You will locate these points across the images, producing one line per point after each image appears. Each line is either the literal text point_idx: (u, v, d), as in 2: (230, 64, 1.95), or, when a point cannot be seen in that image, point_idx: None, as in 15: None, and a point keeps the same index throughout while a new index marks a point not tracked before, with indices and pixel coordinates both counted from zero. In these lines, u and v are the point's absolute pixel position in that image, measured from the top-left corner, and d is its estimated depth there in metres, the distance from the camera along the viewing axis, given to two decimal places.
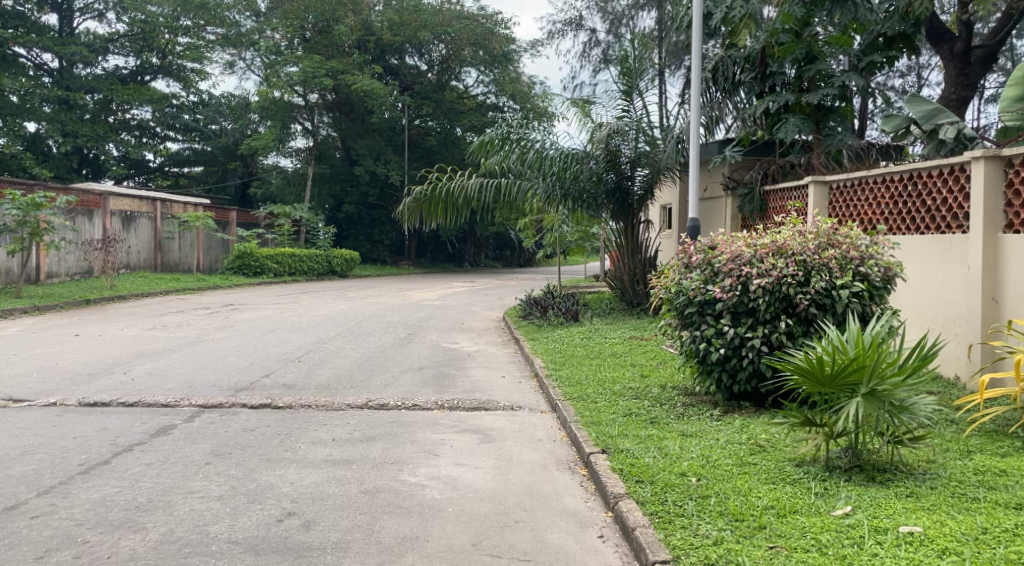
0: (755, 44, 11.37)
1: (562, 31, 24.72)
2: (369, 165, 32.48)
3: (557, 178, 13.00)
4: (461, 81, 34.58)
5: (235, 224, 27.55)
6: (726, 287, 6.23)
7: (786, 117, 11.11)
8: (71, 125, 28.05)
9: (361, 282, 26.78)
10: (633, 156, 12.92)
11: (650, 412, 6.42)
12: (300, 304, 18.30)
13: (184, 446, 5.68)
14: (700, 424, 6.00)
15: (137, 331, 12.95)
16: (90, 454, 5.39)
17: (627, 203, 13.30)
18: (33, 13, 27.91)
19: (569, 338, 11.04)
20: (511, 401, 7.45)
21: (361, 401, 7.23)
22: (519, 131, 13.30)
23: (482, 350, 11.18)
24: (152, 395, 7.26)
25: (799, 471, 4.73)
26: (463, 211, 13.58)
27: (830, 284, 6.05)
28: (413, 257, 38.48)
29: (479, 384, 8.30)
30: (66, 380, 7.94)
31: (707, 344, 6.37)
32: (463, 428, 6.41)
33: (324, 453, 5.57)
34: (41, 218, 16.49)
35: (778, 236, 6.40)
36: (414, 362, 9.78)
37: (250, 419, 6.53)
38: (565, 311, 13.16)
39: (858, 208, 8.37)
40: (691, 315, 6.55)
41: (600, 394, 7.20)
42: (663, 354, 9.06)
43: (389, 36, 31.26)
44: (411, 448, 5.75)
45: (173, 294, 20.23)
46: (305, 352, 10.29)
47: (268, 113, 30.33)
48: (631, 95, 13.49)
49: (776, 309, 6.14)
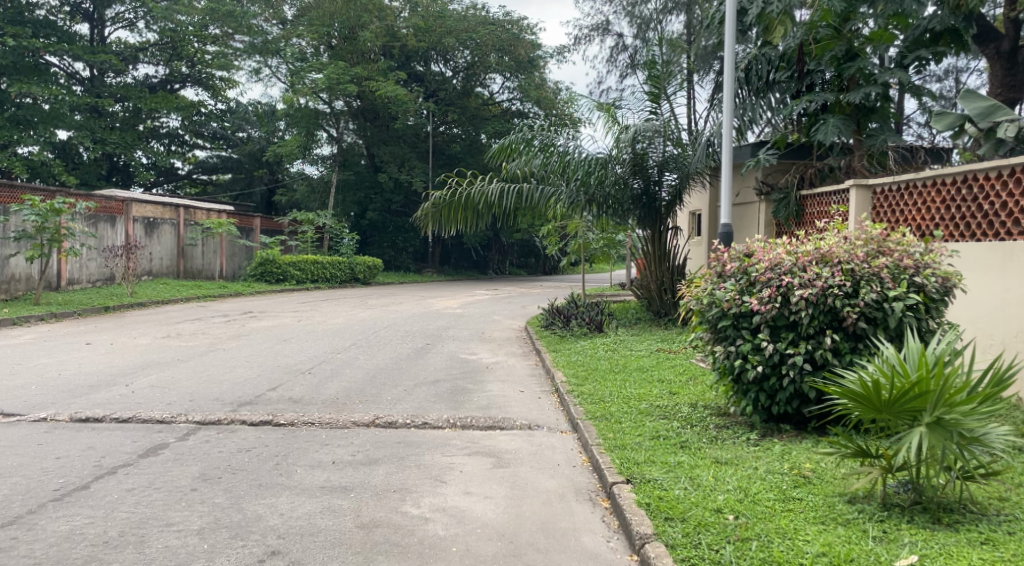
0: (791, 40, 10.80)
1: (588, 36, 24.24)
2: (393, 172, 32.18)
3: (582, 183, 12.42)
4: (487, 88, 34.21)
5: (258, 231, 27.45)
6: (766, 299, 5.66)
7: (824, 117, 10.49)
8: (101, 132, 28.24)
9: (385, 290, 26.41)
10: (660, 161, 12.41)
11: (680, 435, 5.87)
12: (319, 311, 17.95)
13: (171, 468, 5.24)
14: (737, 450, 5.43)
15: (151, 339, 12.65)
16: (70, 477, 4.97)
17: (654, 209, 12.79)
18: (64, 22, 28.30)
19: (591, 351, 10.43)
20: (529, 419, 6.92)
21: (368, 419, 6.75)
22: (543, 135, 12.78)
23: (502, 361, 10.67)
24: (149, 411, 6.85)
25: (852, 510, 4.14)
26: (484, 217, 13.08)
27: (882, 296, 5.44)
28: (437, 264, 38.10)
29: (495, 401, 7.78)
30: (64, 393, 7.58)
31: (742, 361, 5.81)
32: (475, 450, 5.90)
33: (321, 478, 5.11)
34: (61, 223, 16.29)
35: (822, 243, 5.82)
36: (430, 375, 9.29)
37: (247, 438, 6.09)
38: (588, 321, 12.60)
39: (905, 213, 7.81)
40: (725, 330, 5.99)
41: (625, 414, 6.64)
42: (693, 369, 8.46)
43: (414, 43, 30.95)
44: (416, 473, 5.26)
45: (193, 301, 19.99)
46: (317, 364, 9.85)
47: (293, 120, 30.32)
48: (658, 101, 12.91)
49: (821, 322, 5.56)
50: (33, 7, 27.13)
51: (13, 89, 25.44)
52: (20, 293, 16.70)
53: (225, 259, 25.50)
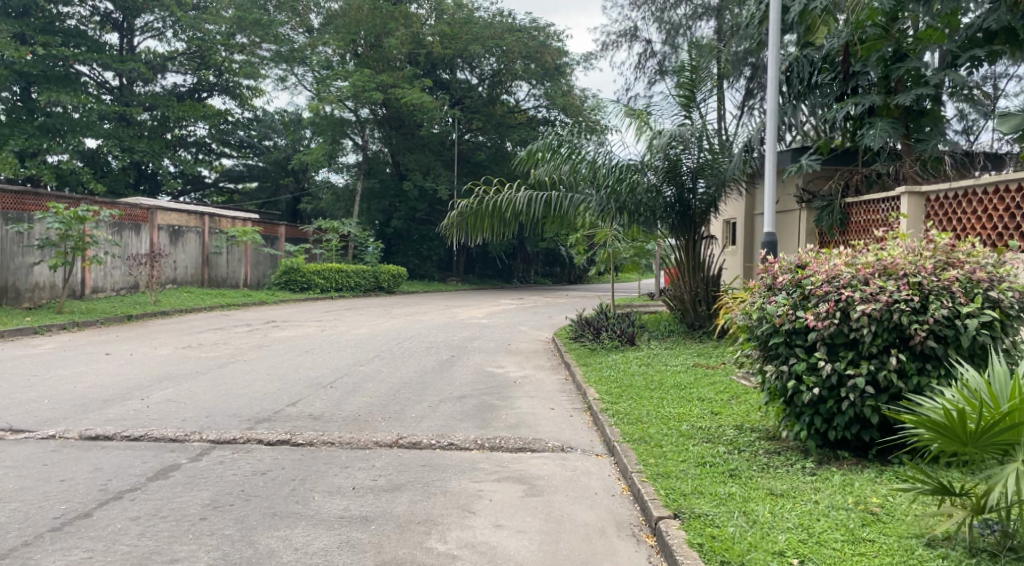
0: (835, 41, 10.36)
1: (616, 43, 23.83)
2: (418, 180, 31.90)
3: (611, 190, 11.99)
4: (513, 95, 33.89)
5: (283, 239, 27.43)
6: (823, 315, 5.20)
7: (872, 120, 9.98)
8: (129, 140, 28.37)
9: (411, 299, 26.08)
10: (694, 168, 11.93)
11: (728, 461, 5.41)
12: (343, 321, 17.66)
13: (180, 493, 4.88)
14: (791, 479, 4.97)
15: (172, 349, 12.42)
16: (72, 503, 4.63)
17: (688, 217, 12.33)
18: (95, 32, 28.55)
19: (624, 365, 9.97)
20: (562, 441, 6.49)
21: (392, 438, 6.37)
22: (570, 141, 12.31)
23: (531, 376, 10.23)
24: (162, 428, 6.52)
25: (933, 557, 3.66)
26: (511, 225, 12.69)
27: (953, 312, 4.96)
28: (461, 273, 37.84)
29: (525, 419, 7.36)
30: (77, 408, 7.30)
31: (796, 382, 5.36)
32: (504, 476, 5.48)
33: (339, 507, 4.72)
34: (85, 231, 16.16)
35: (884, 254, 5.38)
36: (455, 390, 8.89)
37: (264, 459, 5.73)
38: (620, 333, 12.12)
39: (963, 221, 7.37)
40: (776, 347, 5.55)
41: (665, 436, 6.20)
42: (735, 387, 7.97)
43: (440, 50, 30.72)
44: (442, 502, 4.86)
45: (217, 310, 19.80)
46: (339, 377, 9.50)
47: (319, 129, 30.36)
48: (689, 112, 12.34)
49: (885, 341, 5.09)
50: (64, 17, 27.37)
51: (43, 97, 25.61)
52: (44, 301, 16.62)
53: (249, 267, 25.44)
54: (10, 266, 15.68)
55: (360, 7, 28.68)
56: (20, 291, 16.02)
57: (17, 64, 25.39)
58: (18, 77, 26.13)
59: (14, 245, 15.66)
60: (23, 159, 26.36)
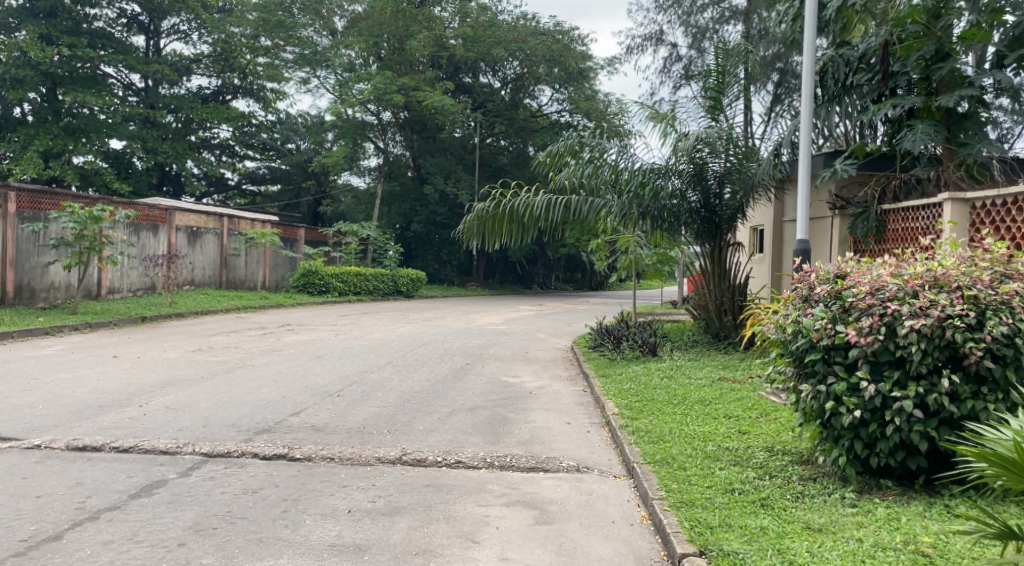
0: (874, 39, 9.83)
1: (641, 46, 23.36)
2: (439, 183, 31.59)
3: (635, 195, 11.49)
4: (535, 99, 33.52)
5: (303, 241, 27.22)
6: (866, 330, 4.74)
7: (911, 123, 9.42)
8: (153, 142, 28.32)
9: (428, 304, 25.76)
10: (720, 172, 11.48)
11: (759, 488, 4.93)
12: (358, 325, 17.36)
13: (161, 514, 4.52)
14: (830, 512, 4.49)
15: (182, 352, 12.15)
16: (43, 524, 4.29)
17: (714, 222, 11.87)
18: (122, 35, 28.66)
19: (646, 377, 9.46)
20: (577, 460, 6.05)
21: (396, 455, 5.95)
22: (593, 143, 11.85)
23: (547, 386, 9.79)
24: (155, 439, 6.17)
25: None
26: (529, 230, 12.16)
27: (1013, 330, 4.50)
28: (481, 278, 37.52)
29: (539, 434, 6.94)
30: (71, 415, 6.98)
31: (835, 403, 4.90)
32: (513, 499, 5.05)
33: (331, 533, 4.33)
34: (100, 231, 15.93)
35: (935, 264, 4.91)
36: (467, 401, 8.47)
37: (257, 476, 5.36)
38: (641, 342, 11.62)
39: (1012, 230, 6.92)
40: (813, 365, 5.09)
41: (690, 457, 5.74)
42: (764, 404, 7.48)
43: (463, 53, 30.42)
44: (443, 529, 4.46)
45: (233, 312, 19.56)
46: (347, 386, 9.12)
47: (341, 132, 30.13)
48: (716, 117, 11.82)
49: (936, 361, 4.61)
50: (91, 19, 27.46)
51: (68, 98, 25.66)
52: (59, 301, 16.46)
53: (268, 269, 25.29)
54: (24, 265, 15.52)
55: (384, 10, 28.32)
56: (35, 291, 15.86)
57: (42, 65, 25.43)
58: (45, 78, 26.20)
59: (29, 244, 15.50)
60: (47, 159, 26.45)
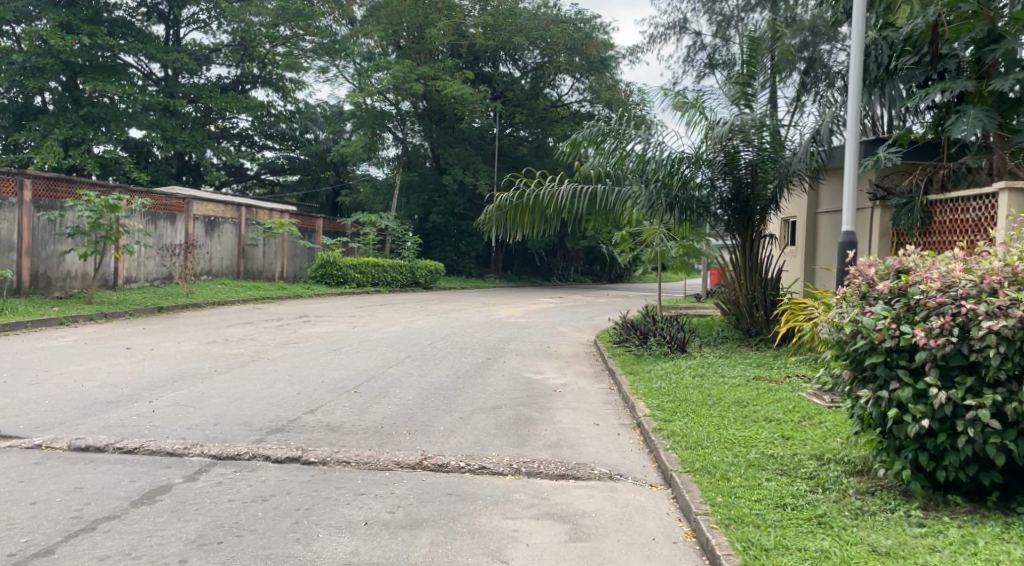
0: (920, 21, 9.26)
1: (664, 35, 22.77)
2: (458, 174, 31.20)
3: (663, 185, 11.01)
4: (556, 89, 32.97)
5: (321, 232, 26.94)
6: (937, 331, 4.30)
7: (962, 109, 8.86)
8: (172, 131, 28.02)
9: (446, 296, 25.37)
10: (752, 162, 10.91)
11: (813, 504, 4.50)
12: (376, 317, 17.03)
13: (163, 525, 4.17)
14: (896, 533, 4.06)
15: (196, 344, 11.86)
16: (36, 536, 3.96)
17: (747, 214, 11.34)
18: (142, 23, 28.48)
19: (676, 375, 9.01)
20: (609, 467, 5.64)
21: (416, 459, 5.56)
22: (618, 131, 11.32)
23: (572, 384, 9.39)
24: (162, 440, 5.82)
25: None
26: (553, 222, 11.74)
27: None
28: (500, 269, 37.11)
29: (567, 437, 6.53)
30: (77, 412, 6.67)
31: (898, 411, 4.45)
32: (543, 511, 4.65)
33: (346, 549, 3.97)
34: (117, 220, 15.66)
35: (1013, 258, 4.45)
36: (490, 398, 8.09)
37: (268, 482, 4.99)
38: (670, 338, 11.11)
39: None
40: (872, 368, 4.64)
41: (733, 466, 5.30)
42: (806, 407, 7.01)
43: (484, 41, 29.84)
44: (469, 546, 4.08)
45: (249, 303, 19.28)
46: (365, 381, 8.76)
47: (359, 122, 29.79)
48: (748, 104, 11.15)
49: (1016, 366, 4.17)
50: (111, 7, 27.21)
51: (88, 87, 25.47)
52: (76, 290, 16.23)
53: (287, 260, 25.01)
54: (41, 254, 15.31)
55: None
56: (51, 280, 15.66)
57: (62, 53, 25.18)
58: (65, 66, 26.01)
59: (45, 232, 15.29)
60: (67, 148, 26.27)
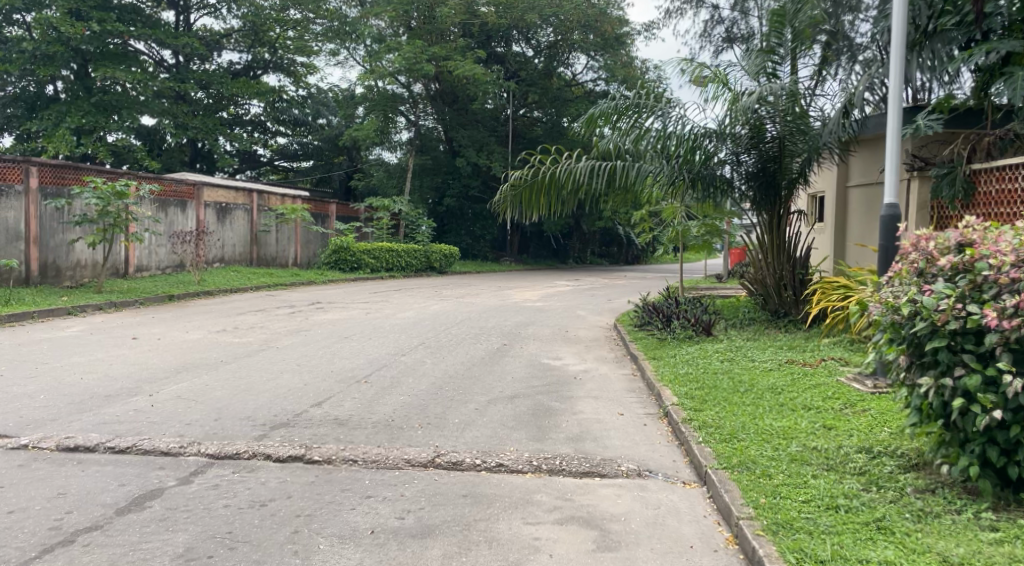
0: None
1: (681, 9, 22.04)
2: (470, 156, 30.64)
3: (684, 161, 10.56)
4: (570, 68, 32.28)
5: (334, 216, 26.63)
6: (1011, 311, 3.80)
7: (1010, 71, 8.16)
8: (184, 117, 27.72)
9: (460, 280, 24.92)
10: (780, 134, 10.32)
11: (870, 505, 4.03)
12: (390, 303, 16.66)
13: (149, 537, 3.78)
14: (967, 540, 3.58)
15: (205, 333, 11.50)
16: (7, 550, 3.59)
17: (773, 188, 10.74)
18: (151, 9, 27.94)
19: (703, 360, 8.53)
20: (638, 462, 5.20)
21: (428, 456, 5.14)
22: (638, 106, 10.74)
23: (593, 370, 8.95)
24: (158, 438, 5.44)
25: None
26: (570, 202, 11.24)
27: None
28: (515, 252, 36.62)
29: (590, 429, 6.09)
30: (71, 408, 6.30)
31: (965, 401, 3.97)
32: (567, 516, 4.22)
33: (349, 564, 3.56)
34: (124, 208, 15.29)
35: None
36: (507, 387, 7.67)
37: (269, 483, 4.60)
38: (694, 321, 10.56)
39: None
40: (934, 353, 4.16)
41: (773, 461, 4.84)
42: (846, 393, 6.53)
43: (496, 20, 29.10)
44: (485, 557, 3.66)
45: (263, 290, 19.00)
46: (376, 371, 8.36)
47: (371, 105, 29.42)
48: (773, 73, 10.55)
49: None
50: None
51: (97, 74, 25.03)
52: (86, 279, 15.94)
53: (300, 246, 24.68)
54: (49, 243, 15.03)
55: None
56: (61, 269, 15.38)
57: (72, 40, 24.80)
58: (75, 54, 25.73)
59: (52, 221, 14.99)
60: (79, 136, 26.00)
